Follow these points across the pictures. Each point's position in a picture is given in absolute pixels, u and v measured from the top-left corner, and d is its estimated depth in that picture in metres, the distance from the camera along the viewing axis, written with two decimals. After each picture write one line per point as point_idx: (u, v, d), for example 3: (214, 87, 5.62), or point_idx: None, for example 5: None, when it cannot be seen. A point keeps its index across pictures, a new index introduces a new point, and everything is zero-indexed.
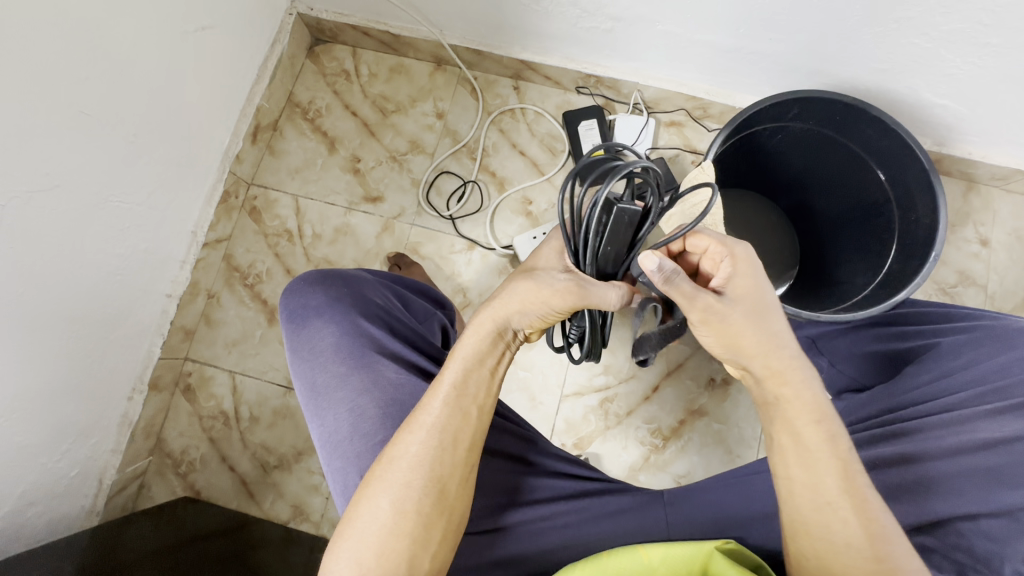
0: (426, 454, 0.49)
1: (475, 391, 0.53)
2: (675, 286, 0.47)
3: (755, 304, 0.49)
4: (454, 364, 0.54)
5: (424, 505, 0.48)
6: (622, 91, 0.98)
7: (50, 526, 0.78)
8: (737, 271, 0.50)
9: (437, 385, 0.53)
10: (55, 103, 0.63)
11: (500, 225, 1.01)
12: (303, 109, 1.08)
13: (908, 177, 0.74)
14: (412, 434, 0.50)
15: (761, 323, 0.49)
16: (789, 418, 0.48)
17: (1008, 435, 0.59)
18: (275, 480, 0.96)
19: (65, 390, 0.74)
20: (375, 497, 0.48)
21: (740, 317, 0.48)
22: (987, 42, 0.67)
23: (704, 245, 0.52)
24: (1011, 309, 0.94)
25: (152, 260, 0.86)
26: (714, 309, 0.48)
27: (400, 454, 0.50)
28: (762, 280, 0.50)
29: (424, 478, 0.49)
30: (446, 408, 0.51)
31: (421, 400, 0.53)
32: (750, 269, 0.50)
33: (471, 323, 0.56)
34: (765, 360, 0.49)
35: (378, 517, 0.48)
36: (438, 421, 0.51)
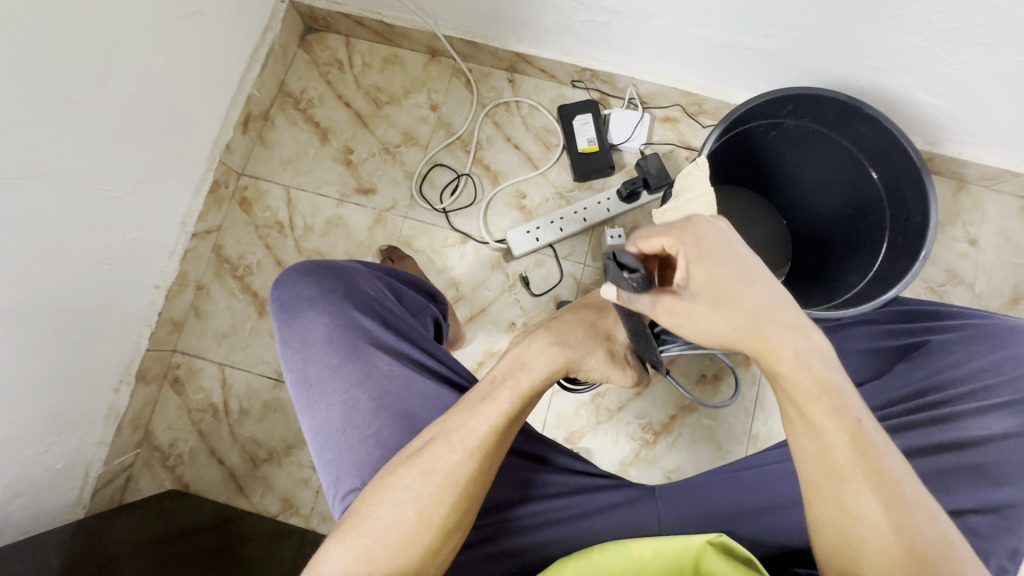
0: (462, 473, 0.49)
1: (519, 422, 0.53)
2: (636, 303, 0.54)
3: (720, 289, 0.46)
4: (511, 392, 0.54)
5: (448, 523, 0.48)
6: (617, 85, 0.98)
7: (35, 519, 0.77)
8: (695, 263, 0.48)
9: (489, 406, 0.52)
10: (40, 87, 0.62)
11: (494, 219, 1.00)
12: (295, 98, 1.06)
13: (901, 175, 0.74)
14: (455, 452, 0.49)
15: (727, 309, 0.46)
16: (791, 386, 0.44)
17: (997, 433, 0.59)
18: (264, 474, 0.95)
19: (50, 381, 0.73)
20: (401, 503, 0.47)
21: (704, 311, 0.47)
22: (980, 41, 0.68)
23: (659, 243, 0.51)
24: (998, 308, 0.96)
25: (140, 250, 0.84)
26: (675, 307, 0.49)
27: (437, 467, 0.49)
28: (726, 260, 0.47)
29: (455, 498, 0.48)
30: (493, 433, 0.51)
31: (467, 415, 0.52)
32: (706, 253, 0.48)
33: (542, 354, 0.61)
34: (751, 340, 0.45)
35: (400, 524, 0.47)
36: (482, 444, 0.50)
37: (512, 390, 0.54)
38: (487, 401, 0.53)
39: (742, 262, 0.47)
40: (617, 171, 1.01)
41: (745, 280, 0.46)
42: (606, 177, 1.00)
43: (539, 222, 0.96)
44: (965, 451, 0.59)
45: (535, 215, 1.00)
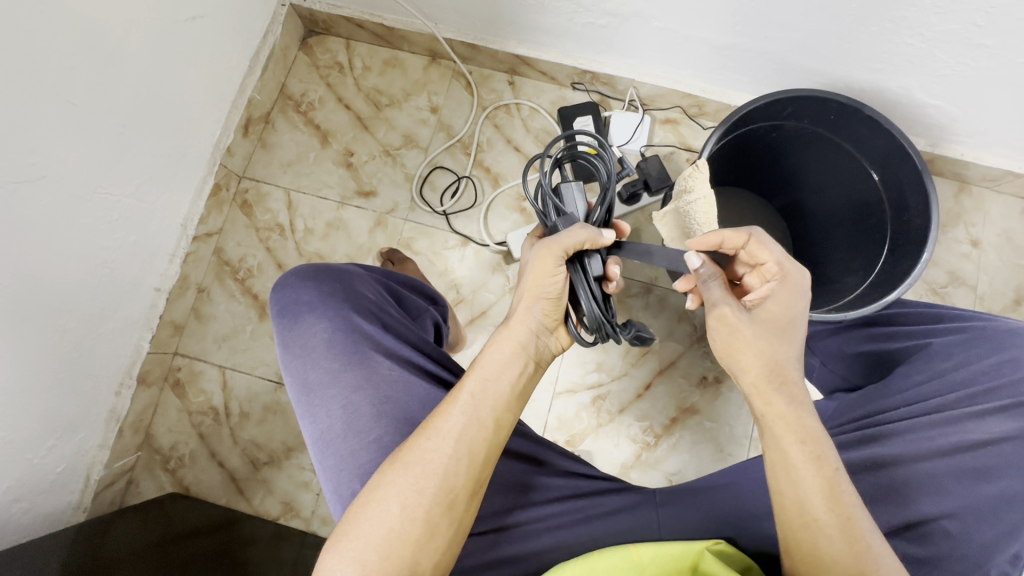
0: (440, 462, 0.48)
1: (494, 404, 0.52)
2: (705, 289, 0.53)
3: (778, 328, 0.51)
4: (474, 377, 0.53)
5: (433, 514, 0.47)
6: (617, 87, 0.98)
7: (36, 522, 0.77)
8: (777, 295, 0.52)
9: (458, 393, 0.52)
10: (42, 92, 0.62)
11: (494, 221, 1.00)
12: (295, 101, 1.06)
13: (902, 177, 0.74)
14: (430, 441, 0.49)
15: (768, 345, 0.51)
16: (776, 437, 0.49)
17: (996, 436, 0.59)
18: (264, 477, 0.95)
19: (51, 385, 0.73)
20: (383, 500, 0.48)
21: (751, 335, 0.51)
22: (981, 43, 0.67)
23: (764, 261, 0.54)
24: (1000, 310, 0.95)
25: (140, 253, 0.85)
26: (728, 320, 0.51)
27: (415, 460, 0.49)
28: (799, 308, 0.52)
29: (436, 487, 0.48)
30: (466, 418, 0.50)
31: (442, 406, 0.51)
32: (794, 299, 0.52)
33: (501, 340, 0.55)
34: (755, 379, 0.51)
35: (386, 520, 0.47)
36: (455, 431, 0.50)
37: (477, 376, 0.53)
38: (456, 390, 0.53)
39: (804, 322, 0.53)
40: None
41: (796, 334, 0.52)
42: None
43: None
44: (967, 454, 0.59)
45: (535, 217, 1.00)
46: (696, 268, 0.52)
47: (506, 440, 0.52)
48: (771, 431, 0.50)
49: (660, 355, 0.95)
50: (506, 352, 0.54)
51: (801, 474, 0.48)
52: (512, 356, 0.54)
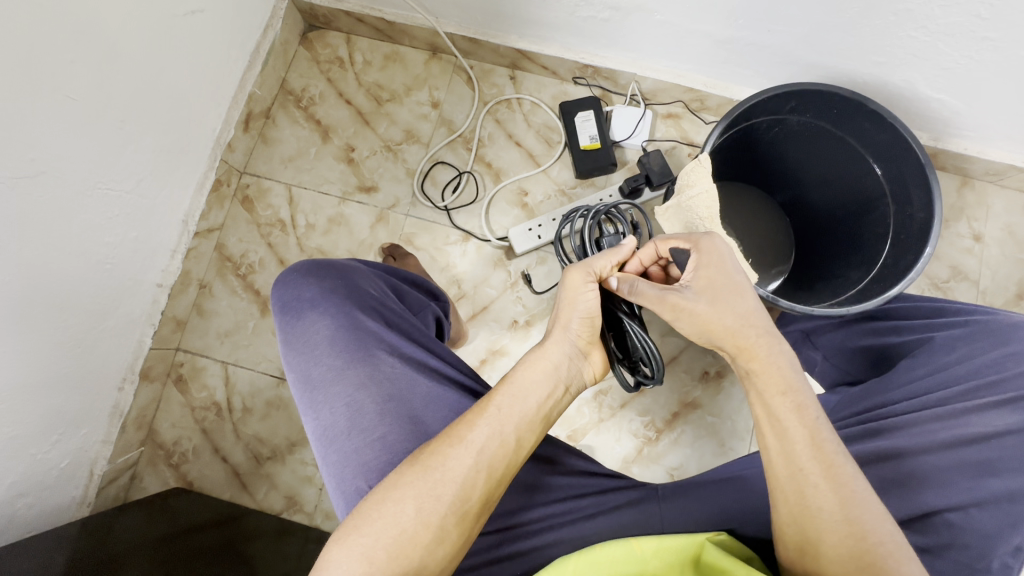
0: (460, 472, 0.49)
1: (521, 423, 0.53)
2: (637, 291, 0.57)
3: (720, 290, 0.55)
4: (506, 391, 0.54)
5: (446, 523, 0.48)
6: (619, 82, 0.98)
7: (41, 517, 0.77)
8: (701, 264, 0.56)
9: (486, 405, 0.53)
10: (42, 87, 0.62)
11: (495, 216, 1.00)
12: (296, 96, 1.06)
13: (905, 171, 0.73)
14: (454, 449, 0.50)
15: (725, 307, 0.54)
16: (761, 390, 0.52)
17: (999, 429, 0.59)
18: (268, 472, 0.95)
19: (54, 380, 0.73)
20: (399, 500, 0.48)
21: (705, 307, 0.55)
22: (985, 36, 0.67)
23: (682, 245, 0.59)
24: (1003, 304, 0.95)
25: (142, 249, 0.85)
26: (680, 304, 0.55)
27: (435, 465, 0.49)
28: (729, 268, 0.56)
29: (453, 494, 0.48)
30: (491, 430, 0.51)
31: (468, 415, 0.52)
32: (713, 259, 0.56)
33: (538, 364, 0.57)
34: (734, 339, 0.54)
35: (400, 521, 0.47)
36: (480, 443, 0.50)
37: (507, 391, 0.54)
38: (484, 401, 0.54)
39: (742, 272, 0.56)
40: (619, 167, 1.00)
41: (745, 285, 0.55)
42: (609, 174, 0.99)
43: (540, 219, 0.96)
44: (970, 447, 0.59)
45: (537, 212, 1.00)
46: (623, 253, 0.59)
47: (523, 460, 0.53)
48: (754, 387, 0.53)
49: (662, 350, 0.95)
50: (539, 373, 0.56)
51: (788, 424, 0.50)
52: (548, 383, 0.56)
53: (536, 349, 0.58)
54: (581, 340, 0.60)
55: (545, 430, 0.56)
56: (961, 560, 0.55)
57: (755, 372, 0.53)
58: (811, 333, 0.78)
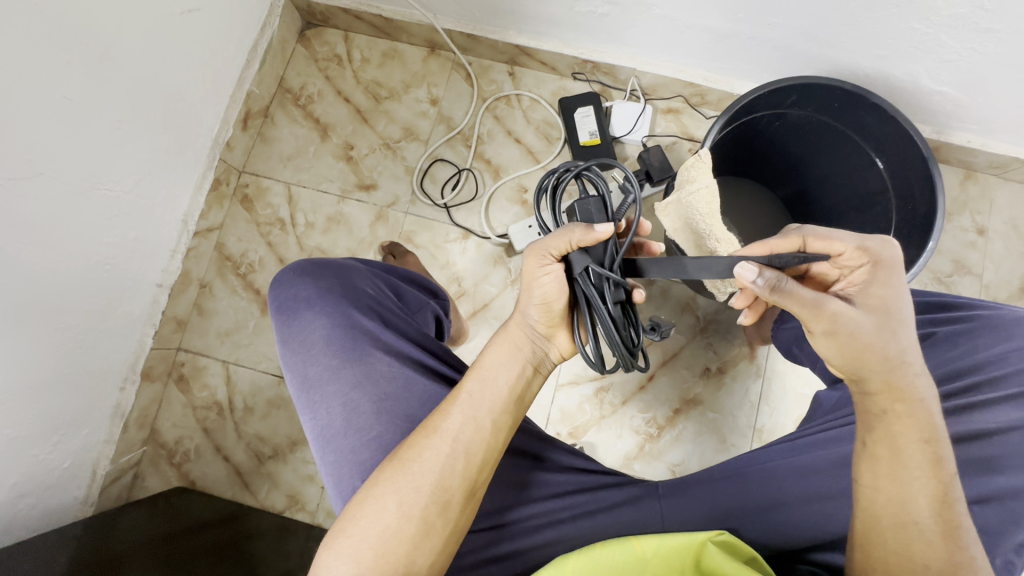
0: (437, 461, 0.49)
1: (495, 405, 0.53)
2: (786, 294, 0.47)
3: (891, 316, 0.48)
4: (476, 377, 0.54)
5: (429, 513, 0.48)
6: (619, 77, 0.97)
7: (43, 517, 0.77)
8: (874, 279, 0.48)
9: (457, 393, 0.53)
10: (38, 87, 0.61)
11: (495, 213, 1.00)
12: (294, 95, 1.06)
13: (908, 165, 0.73)
14: (429, 439, 0.50)
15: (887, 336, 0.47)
16: (897, 435, 0.47)
17: (1004, 425, 0.58)
18: (269, 470, 0.96)
19: (55, 380, 0.73)
20: (381, 498, 0.48)
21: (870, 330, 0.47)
22: (989, 27, 0.66)
23: (840, 250, 0.49)
24: (1006, 298, 0.94)
25: (142, 249, 0.85)
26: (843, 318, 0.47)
27: (411, 458, 0.49)
28: (904, 288, 0.49)
29: (433, 485, 0.48)
30: (463, 417, 0.51)
31: (442, 405, 0.52)
32: (891, 275, 0.48)
33: (503, 343, 0.56)
34: (888, 377, 0.47)
35: (383, 517, 0.47)
36: (453, 430, 0.50)
37: (477, 376, 0.54)
38: (456, 389, 0.54)
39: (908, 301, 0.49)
40: (619, 163, 0.99)
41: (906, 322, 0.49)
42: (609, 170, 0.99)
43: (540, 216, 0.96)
44: (972, 444, 0.58)
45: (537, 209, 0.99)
46: (756, 280, 0.46)
47: (503, 442, 0.53)
48: (884, 427, 0.48)
49: (663, 347, 0.95)
50: (507, 353, 0.56)
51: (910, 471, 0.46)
52: (516, 362, 0.55)
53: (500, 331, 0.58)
54: (542, 325, 0.56)
55: (521, 412, 0.55)
56: None
57: (895, 413, 0.47)
58: None
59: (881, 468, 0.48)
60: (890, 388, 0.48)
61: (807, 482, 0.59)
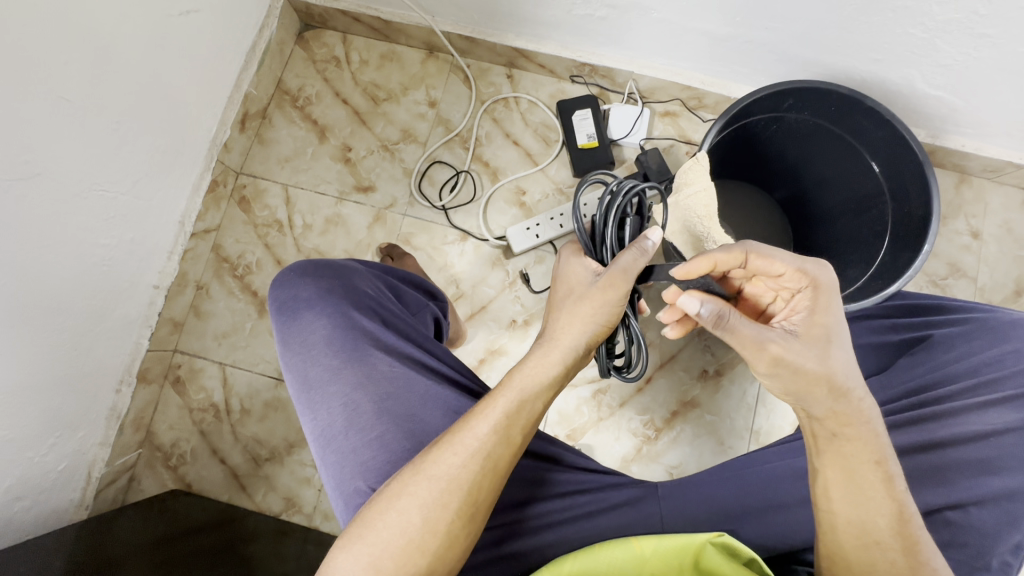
0: (465, 477, 0.49)
1: (524, 422, 0.53)
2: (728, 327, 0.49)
3: (831, 345, 0.49)
4: (509, 392, 0.53)
5: (453, 529, 0.48)
6: (616, 80, 0.97)
7: (38, 521, 0.77)
8: (813, 307, 0.50)
9: (488, 408, 0.52)
10: (35, 88, 0.61)
11: (493, 216, 1.00)
12: (292, 96, 1.06)
13: (904, 169, 0.73)
14: (457, 455, 0.49)
15: (832, 366, 0.48)
16: (846, 456, 0.48)
17: (999, 427, 0.59)
18: (266, 473, 0.95)
19: (51, 382, 0.73)
20: (405, 510, 0.47)
21: (815, 367, 0.48)
22: (983, 33, 0.67)
23: (779, 271, 0.51)
24: (1000, 301, 0.95)
25: (138, 251, 0.84)
26: (783, 358, 0.48)
27: (439, 473, 0.48)
28: (840, 313, 0.50)
29: (460, 502, 0.48)
30: (493, 433, 0.51)
31: (471, 418, 0.52)
32: (830, 301, 0.50)
33: (536, 357, 0.57)
34: (830, 407, 0.49)
35: (407, 530, 0.47)
36: (483, 448, 0.50)
37: (509, 391, 0.54)
38: (486, 403, 0.53)
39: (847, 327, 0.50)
40: (617, 166, 1.00)
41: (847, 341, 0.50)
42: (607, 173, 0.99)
43: (538, 218, 0.96)
44: (968, 445, 0.58)
45: (534, 212, 1.00)
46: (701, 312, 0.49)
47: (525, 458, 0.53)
48: (834, 450, 0.49)
49: (661, 349, 0.95)
50: (536, 367, 0.56)
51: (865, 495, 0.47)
52: (547, 378, 0.56)
53: (539, 349, 0.58)
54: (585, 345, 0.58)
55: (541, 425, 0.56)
56: (961, 559, 0.55)
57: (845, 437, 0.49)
58: None
59: (837, 470, 0.48)
60: (841, 414, 0.49)
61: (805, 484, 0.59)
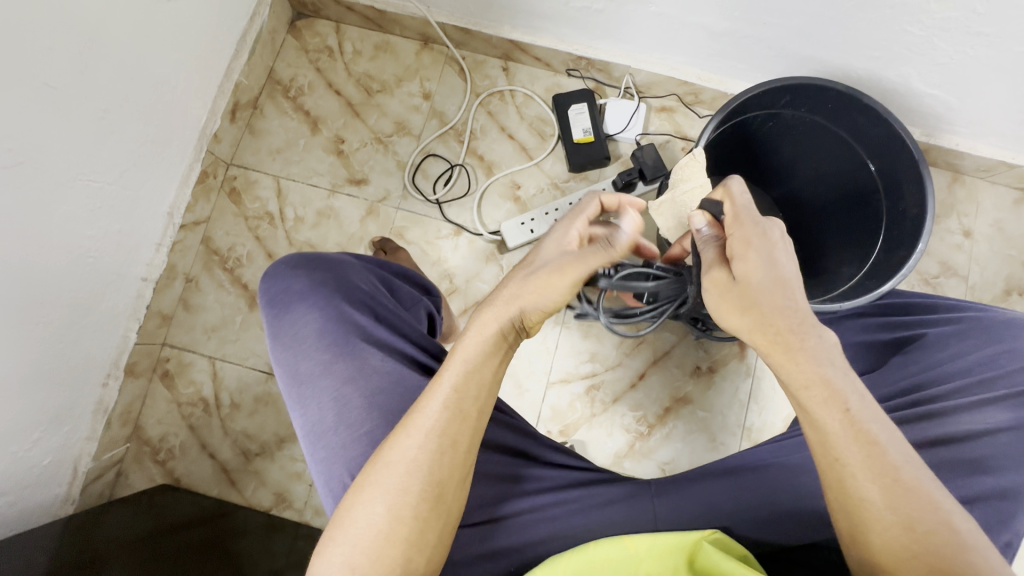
0: (423, 457, 0.48)
1: (476, 392, 0.51)
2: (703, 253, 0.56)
3: (756, 289, 0.48)
4: (455, 364, 0.52)
5: (421, 511, 0.47)
6: (613, 74, 0.97)
7: (23, 516, 0.75)
8: (741, 245, 0.51)
9: (436, 384, 0.51)
10: (18, 73, 0.59)
11: (487, 210, 0.99)
12: (284, 86, 1.04)
13: (898, 167, 0.73)
14: (408, 435, 0.49)
15: (749, 305, 0.48)
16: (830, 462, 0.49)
17: (994, 427, 0.59)
18: (256, 468, 0.94)
19: (35, 376, 0.71)
20: (369, 501, 0.47)
21: (734, 294, 0.50)
22: (980, 31, 0.67)
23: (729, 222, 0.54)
24: (991, 300, 0.96)
25: (125, 242, 0.83)
26: (721, 281, 0.51)
27: (397, 459, 0.48)
28: (773, 259, 0.49)
29: (422, 484, 0.47)
30: (445, 409, 0.50)
31: (420, 398, 0.51)
32: (757, 241, 0.50)
33: (475, 321, 0.55)
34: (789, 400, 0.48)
35: (373, 522, 0.46)
36: (437, 424, 0.49)
37: (456, 365, 0.52)
38: (433, 381, 0.52)
39: (783, 274, 0.48)
40: (612, 161, 0.99)
41: (777, 290, 0.48)
42: (602, 168, 0.98)
43: (533, 213, 0.95)
44: (961, 444, 0.59)
45: (529, 206, 0.99)
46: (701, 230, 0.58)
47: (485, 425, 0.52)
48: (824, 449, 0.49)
49: (655, 345, 0.95)
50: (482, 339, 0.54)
51: None
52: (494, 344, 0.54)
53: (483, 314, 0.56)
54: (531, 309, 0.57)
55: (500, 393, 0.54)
56: None
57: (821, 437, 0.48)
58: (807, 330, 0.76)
59: None
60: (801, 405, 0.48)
61: (798, 482, 0.59)
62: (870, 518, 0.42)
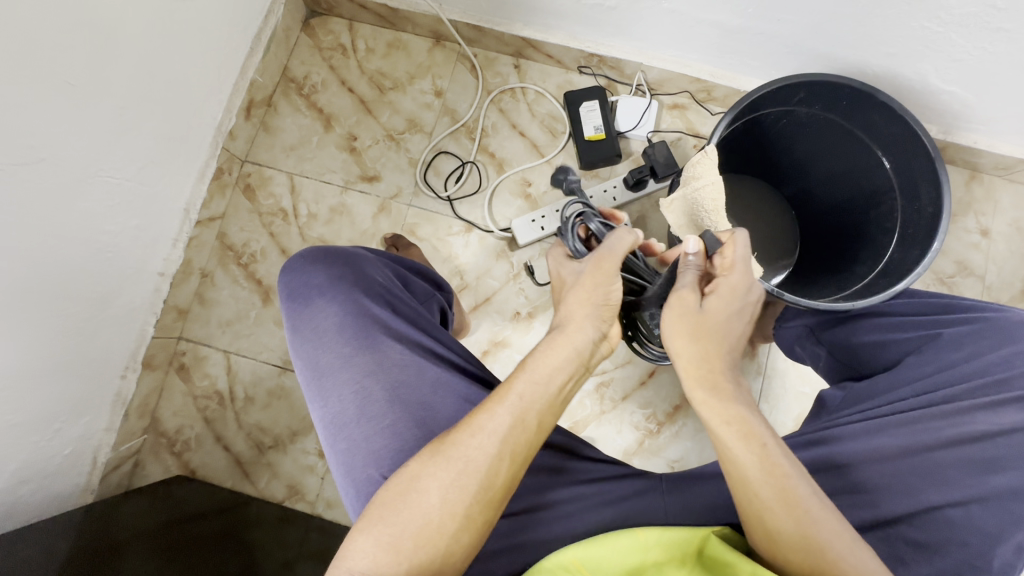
0: (483, 460, 0.48)
1: (541, 407, 0.51)
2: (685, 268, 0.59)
3: (715, 329, 0.54)
4: (524, 377, 0.52)
5: (472, 511, 0.47)
6: (625, 72, 0.97)
7: (45, 504, 0.77)
8: (727, 284, 0.56)
9: (504, 393, 0.51)
10: (40, 72, 0.61)
11: (498, 207, 0.99)
12: (298, 84, 1.05)
13: (914, 165, 0.72)
14: (473, 436, 0.49)
15: (705, 337, 0.53)
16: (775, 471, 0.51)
17: (1005, 428, 0.59)
18: (270, 460, 0.96)
19: (55, 368, 0.73)
20: (424, 490, 0.48)
21: (699, 317, 0.54)
22: (999, 27, 0.66)
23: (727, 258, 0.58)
24: (1008, 300, 0.95)
25: (143, 237, 0.84)
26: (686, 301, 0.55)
27: (458, 454, 0.48)
28: (738, 315, 0.56)
29: (478, 484, 0.48)
30: (513, 418, 0.50)
31: (488, 401, 0.51)
32: (737, 294, 0.56)
33: (552, 343, 0.55)
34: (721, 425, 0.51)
35: (425, 512, 0.47)
36: (502, 430, 0.49)
37: (527, 378, 0.52)
38: (503, 388, 0.52)
39: (734, 331, 0.55)
40: (624, 159, 0.99)
41: (727, 341, 0.55)
42: (613, 165, 0.98)
43: (544, 210, 0.96)
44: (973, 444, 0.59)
45: (540, 203, 0.99)
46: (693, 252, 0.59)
47: (543, 439, 0.52)
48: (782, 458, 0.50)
49: None
50: (557, 358, 0.54)
51: None
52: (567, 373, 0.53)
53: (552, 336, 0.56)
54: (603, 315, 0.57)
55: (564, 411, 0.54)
56: (962, 556, 0.55)
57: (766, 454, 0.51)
58: (815, 329, 0.74)
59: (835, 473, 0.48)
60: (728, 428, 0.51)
61: None
62: (772, 525, 0.46)
